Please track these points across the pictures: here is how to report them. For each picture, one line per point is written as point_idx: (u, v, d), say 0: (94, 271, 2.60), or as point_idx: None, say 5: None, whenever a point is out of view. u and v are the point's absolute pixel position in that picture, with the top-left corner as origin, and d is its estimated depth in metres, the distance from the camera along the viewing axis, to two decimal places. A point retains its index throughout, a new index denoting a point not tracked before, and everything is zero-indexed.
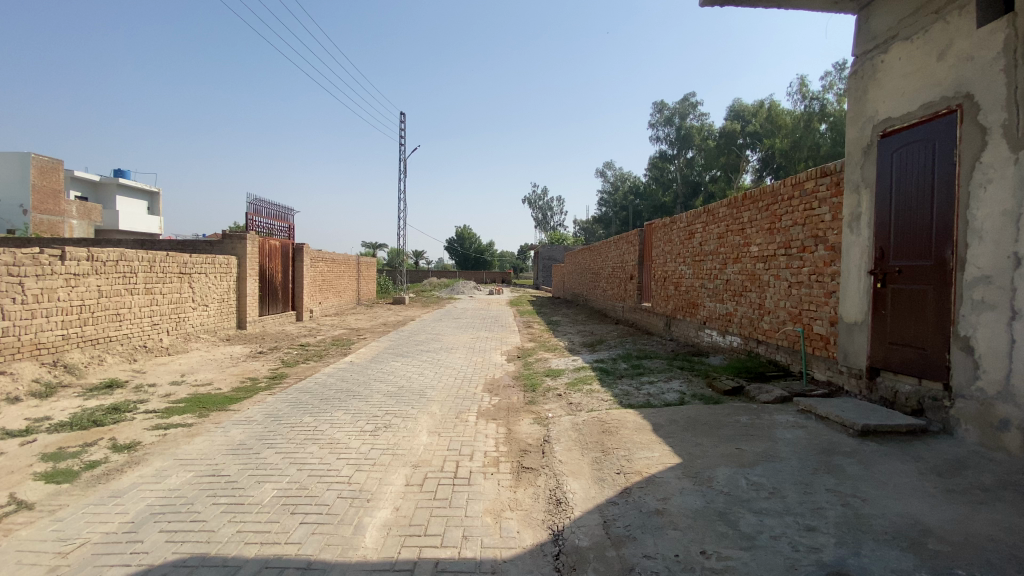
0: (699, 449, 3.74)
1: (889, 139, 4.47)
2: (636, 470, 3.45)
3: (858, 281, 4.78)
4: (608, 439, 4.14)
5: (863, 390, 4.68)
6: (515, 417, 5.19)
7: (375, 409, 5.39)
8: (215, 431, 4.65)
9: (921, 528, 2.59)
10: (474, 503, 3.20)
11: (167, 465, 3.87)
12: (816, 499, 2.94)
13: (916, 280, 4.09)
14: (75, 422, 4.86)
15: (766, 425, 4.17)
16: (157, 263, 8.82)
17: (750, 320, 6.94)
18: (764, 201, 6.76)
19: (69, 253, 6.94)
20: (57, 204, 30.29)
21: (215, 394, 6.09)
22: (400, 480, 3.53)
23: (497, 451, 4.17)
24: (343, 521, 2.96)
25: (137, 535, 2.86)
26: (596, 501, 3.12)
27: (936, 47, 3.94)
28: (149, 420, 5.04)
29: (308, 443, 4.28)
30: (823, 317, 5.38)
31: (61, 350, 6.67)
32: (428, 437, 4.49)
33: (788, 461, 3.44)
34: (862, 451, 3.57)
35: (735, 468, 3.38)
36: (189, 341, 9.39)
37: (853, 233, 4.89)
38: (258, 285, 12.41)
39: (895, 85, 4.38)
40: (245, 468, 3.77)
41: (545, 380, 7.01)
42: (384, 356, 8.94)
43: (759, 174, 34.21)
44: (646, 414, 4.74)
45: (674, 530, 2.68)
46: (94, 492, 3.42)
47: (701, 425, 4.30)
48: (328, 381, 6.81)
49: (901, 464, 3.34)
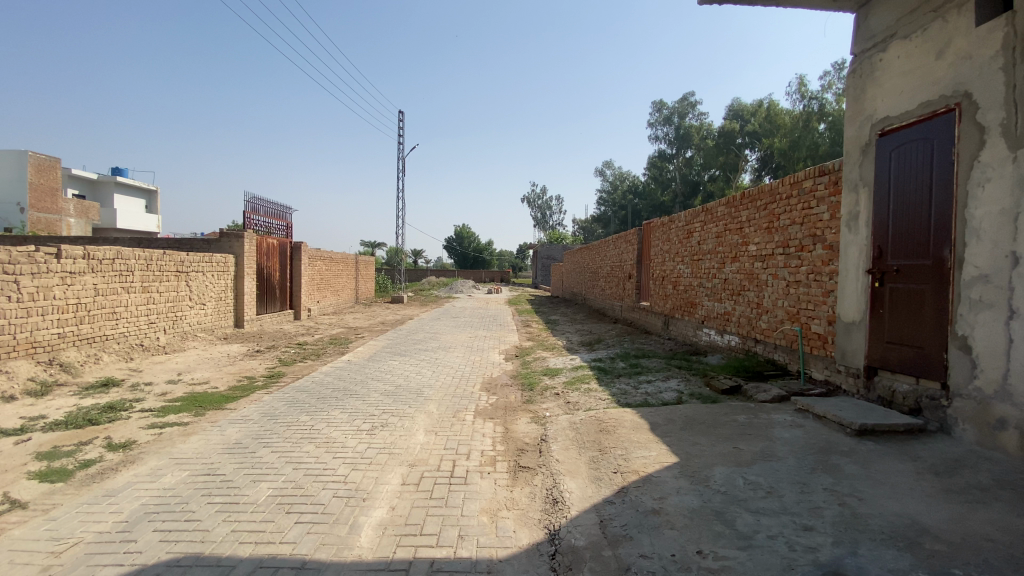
0: (696, 449, 3.73)
1: (887, 138, 4.46)
2: (633, 470, 3.44)
3: (856, 281, 4.77)
4: (605, 438, 4.12)
5: (861, 390, 4.68)
6: (512, 416, 5.17)
7: (372, 408, 5.36)
8: (211, 430, 4.62)
9: (917, 527, 2.58)
10: (470, 502, 3.18)
11: (162, 464, 3.85)
12: (814, 498, 2.93)
13: (915, 280, 4.08)
14: (70, 421, 4.84)
15: (764, 425, 4.16)
16: (153, 261, 8.77)
17: (748, 320, 6.94)
18: (762, 200, 6.75)
19: (65, 251, 6.90)
20: (54, 203, 30.18)
21: (212, 393, 6.06)
22: (396, 480, 3.51)
23: (494, 450, 4.15)
24: (338, 521, 2.94)
25: (130, 535, 2.84)
26: (593, 501, 3.11)
27: (935, 45, 3.94)
28: (145, 419, 5.01)
29: (304, 442, 4.26)
30: (820, 316, 5.38)
31: (57, 349, 6.64)
32: (425, 436, 4.47)
33: (786, 461, 3.43)
34: (859, 450, 3.56)
35: (732, 468, 3.37)
36: (186, 340, 9.36)
37: (851, 232, 4.88)
38: (256, 284, 12.37)
39: (894, 84, 4.37)
40: (240, 467, 3.74)
41: (542, 379, 6.98)
42: (382, 355, 8.93)
43: (758, 173, 34.29)
44: (644, 413, 4.73)
45: (671, 529, 2.67)
46: (88, 491, 3.40)
47: (698, 424, 4.28)
48: (326, 380, 6.79)
49: (898, 463, 3.34)
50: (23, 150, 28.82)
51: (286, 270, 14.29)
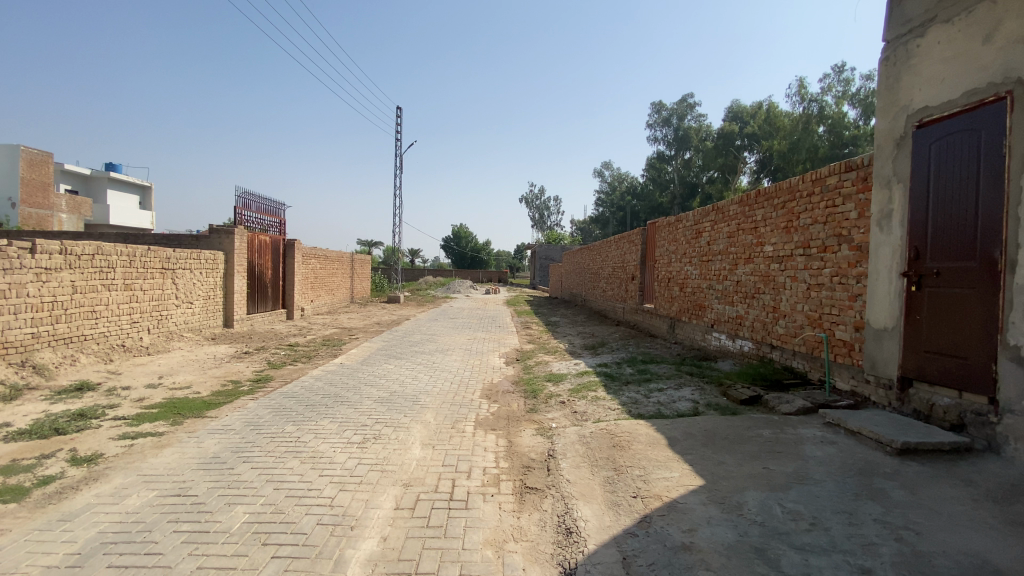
0: (723, 469, 3.36)
1: (925, 130, 4.12)
2: (654, 495, 3.07)
3: (888, 284, 4.41)
4: (620, 455, 3.76)
5: (893, 402, 4.33)
6: (516, 427, 4.81)
7: (364, 417, 4.96)
8: (187, 442, 4.22)
9: (991, 570, 2.22)
10: (472, 532, 2.81)
11: (128, 481, 3.46)
12: (865, 532, 2.57)
13: (959, 283, 3.74)
14: (35, 429, 4.43)
15: (793, 441, 3.80)
16: (137, 257, 8.34)
17: (763, 324, 6.58)
18: (780, 198, 6.38)
19: (41, 246, 6.45)
20: (47, 198, 29.64)
21: (193, 399, 5.64)
22: (388, 504, 3.13)
23: (497, 468, 3.78)
24: (320, 555, 2.57)
25: (80, 571, 2.44)
26: (612, 532, 2.73)
27: (982, 29, 3.61)
28: (117, 428, 4.60)
29: (288, 456, 3.88)
30: (846, 321, 5.03)
31: (30, 350, 6.23)
32: (421, 450, 4.09)
33: (824, 485, 3.08)
34: (903, 472, 3.21)
35: (766, 493, 3.00)
36: (171, 340, 8.95)
37: (882, 232, 4.52)
38: (247, 282, 11.94)
39: (934, 71, 4.04)
40: (214, 487, 3.35)
41: (545, 386, 6.58)
42: (376, 358, 8.52)
43: (757, 175, 33.99)
44: (659, 426, 4.37)
45: (707, 571, 2.30)
46: (43, 514, 3.00)
47: (721, 439, 3.92)
48: (316, 385, 6.38)
49: (951, 489, 2.99)
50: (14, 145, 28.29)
51: (277, 268, 13.82)
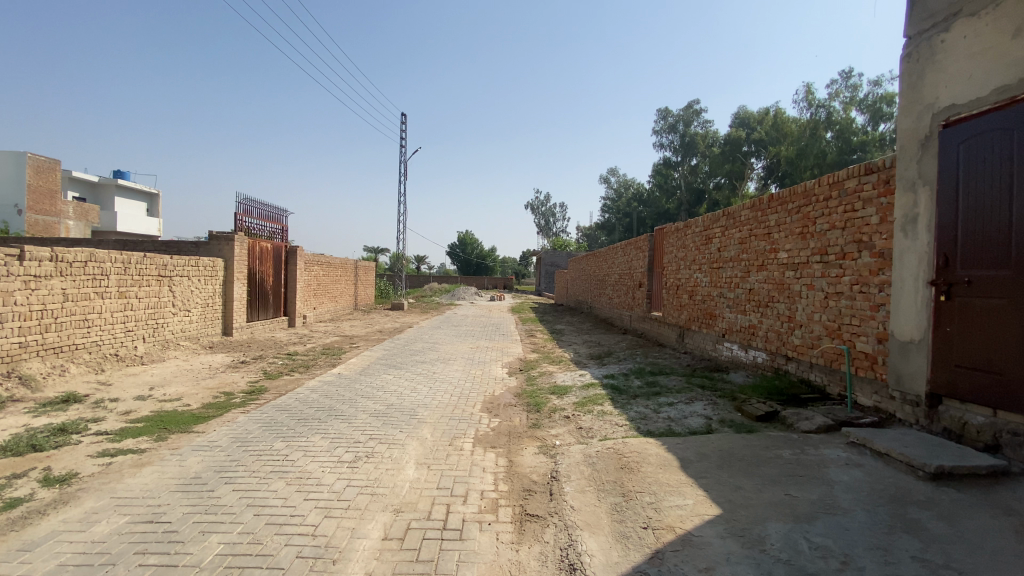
0: (741, 496, 3.08)
1: (953, 130, 3.85)
2: (666, 526, 2.80)
3: (914, 294, 4.12)
4: (628, 478, 3.49)
5: (920, 420, 4.03)
6: (517, 445, 4.55)
7: (358, 433, 4.72)
8: (168, 461, 3.99)
9: None
10: (466, 568, 2.55)
11: (100, 505, 3.23)
12: (904, 573, 2.29)
13: (993, 293, 3.46)
14: (12, 445, 4.23)
15: (816, 464, 3.51)
16: (133, 264, 8.19)
17: (777, 334, 6.30)
18: (795, 202, 6.11)
19: (30, 253, 6.29)
20: (53, 205, 29.83)
21: (182, 413, 5.43)
22: (376, 533, 2.88)
23: (496, 491, 3.52)
24: None
25: None
26: (619, 569, 2.47)
27: (1012, 22, 3.37)
28: (97, 445, 4.38)
29: (274, 477, 3.64)
30: (868, 333, 4.74)
31: (17, 360, 6.05)
32: (415, 470, 3.84)
33: (854, 516, 2.79)
34: (939, 500, 2.93)
35: (790, 525, 2.72)
36: (167, 349, 8.78)
37: (908, 238, 4.23)
38: (246, 289, 11.77)
39: (960, 67, 3.79)
40: (191, 513, 3.11)
41: (549, 399, 6.31)
42: (375, 368, 8.29)
43: (764, 182, 33.61)
44: (670, 445, 4.10)
45: None
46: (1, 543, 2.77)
47: (737, 461, 3.64)
48: (310, 397, 6.16)
49: (994, 519, 2.70)
50: (22, 153, 28.52)
51: (278, 275, 13.66)
